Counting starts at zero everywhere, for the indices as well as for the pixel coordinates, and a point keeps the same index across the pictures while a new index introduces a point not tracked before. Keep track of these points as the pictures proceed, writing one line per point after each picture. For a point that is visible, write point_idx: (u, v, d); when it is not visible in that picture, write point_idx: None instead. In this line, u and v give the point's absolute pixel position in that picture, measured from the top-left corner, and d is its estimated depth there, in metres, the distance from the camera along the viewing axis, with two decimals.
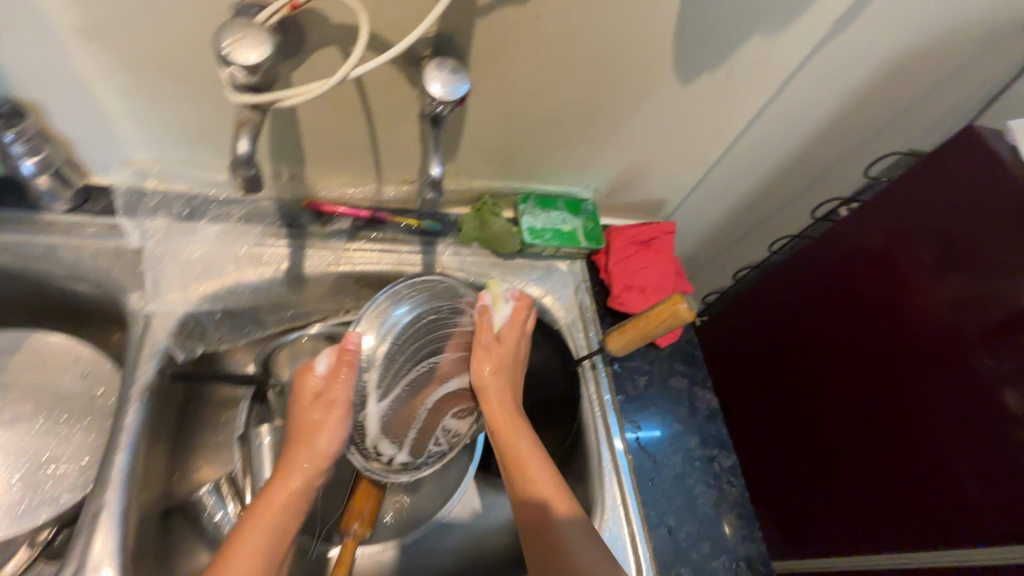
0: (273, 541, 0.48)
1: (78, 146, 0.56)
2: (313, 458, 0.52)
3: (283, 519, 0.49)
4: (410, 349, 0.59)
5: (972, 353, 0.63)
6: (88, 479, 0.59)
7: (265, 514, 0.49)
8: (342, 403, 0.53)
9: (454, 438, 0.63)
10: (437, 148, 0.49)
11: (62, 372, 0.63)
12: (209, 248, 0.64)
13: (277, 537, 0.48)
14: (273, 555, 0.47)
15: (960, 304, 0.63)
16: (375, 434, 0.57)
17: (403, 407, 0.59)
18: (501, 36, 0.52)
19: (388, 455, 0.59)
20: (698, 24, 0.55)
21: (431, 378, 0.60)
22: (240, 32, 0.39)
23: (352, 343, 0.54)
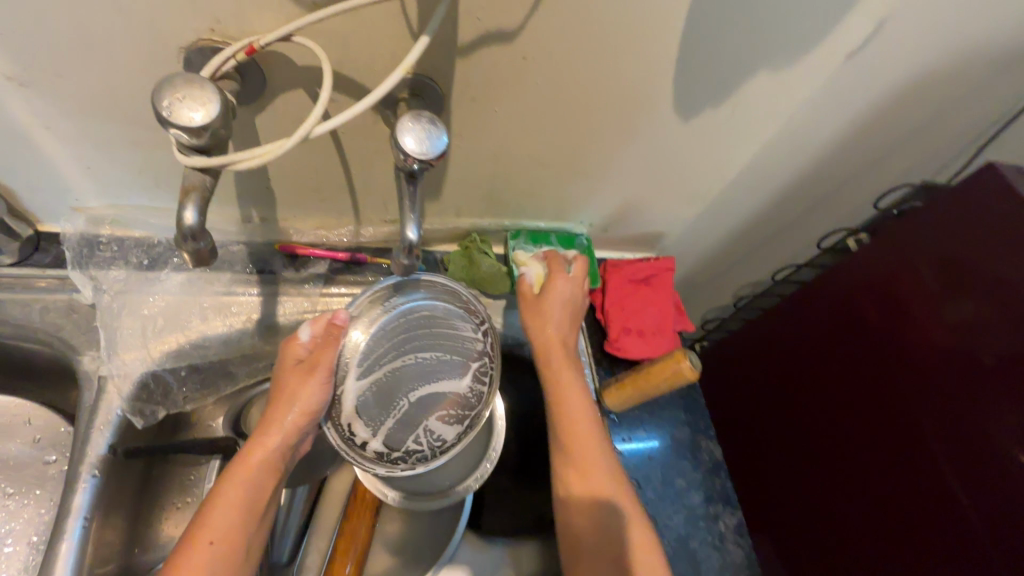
0: (251, 503, 0.47)
1: (25, 194, 0.52)
2: (288, 421, 0.50)
3: (261, 478, 0.48)
4: (397, 337, 0.59)
5: (987, 383, 0.58)
6: (39, 556, 0.54)
7: (241, 473, 0.48)
8: (323, 369, 0.51)
9: (437, 442, 0.59)
10: (414, 205, 0.43)
11: (13, 435, 0.58)
12: (172, 299, 0.59)
13: (255, 499, 0.47)
14: (250, 516, 0.47)
15: (962, 328, 0.60)
16: (350, 413, 0.57)
17: (384, 398, 0.59)
18: (485, 77, 0.47)
19: (364, 441, 0.57)
20: (701, 61, 0.50)
21: (421, 373, 0.60)
22: (182, 89, 0.34)
23: (341, 318, 0.53)
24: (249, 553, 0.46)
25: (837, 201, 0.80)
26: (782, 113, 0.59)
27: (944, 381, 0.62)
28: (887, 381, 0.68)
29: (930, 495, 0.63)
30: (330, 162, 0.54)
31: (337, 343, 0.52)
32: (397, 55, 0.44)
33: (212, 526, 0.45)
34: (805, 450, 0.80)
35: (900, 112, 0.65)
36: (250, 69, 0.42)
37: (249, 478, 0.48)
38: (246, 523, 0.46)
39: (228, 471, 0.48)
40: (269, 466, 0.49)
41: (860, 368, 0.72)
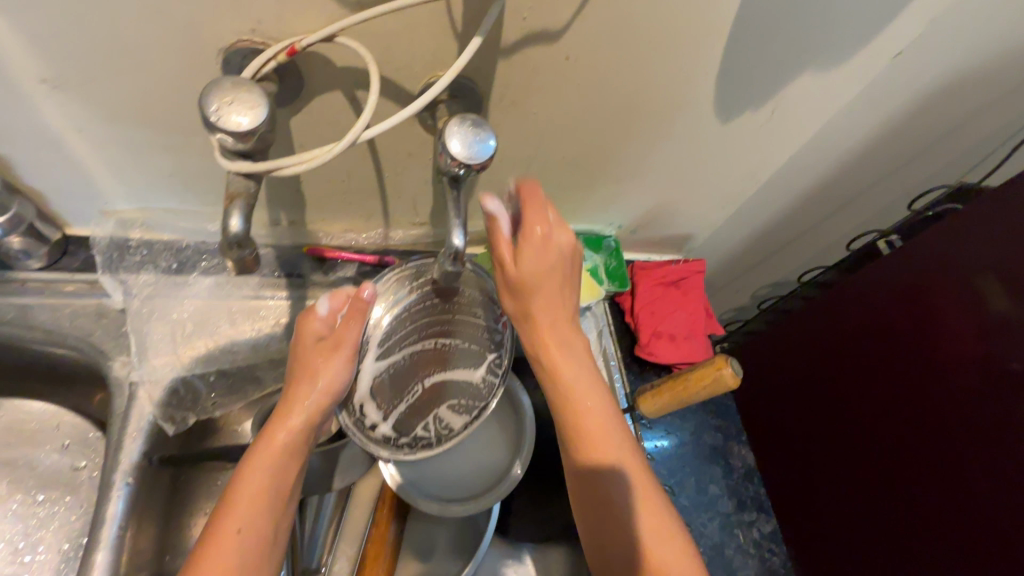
0: (276, 488, 0.45)
1: (54, 198, 0.51)
2: (311, 402, 0.48)
3: (283, 461, 0.46)
4: (418, 320, 0.54)
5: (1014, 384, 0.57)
6: (70, 564, 0.53)
7: (263, 458, 0.45)
8: (346, 347, 0.49)
9: (444, 431, 0.55)
10: (459, 210, 0.43)
11: (42, 441, 0.57)
12: (202, 305, 0.58)
13: (280, 483, 0.46)
14: (275, 504, 0.45)
15: (991, 331, 0.59)
16: (364, 393, 0.54)
17: (399, 382, 0.55)
18: (527, 77, 0.46)
19: (374, 423, 0.54)
20: (747, 61, 0.49)
21: (437, 357, 0.56)
22: (229, 92, 0.33)
23: (367, 293, 0.48)
24: (277, 538, 0.45)
25: (869, 203, 0.78)
26: (823, 115, 0.58)
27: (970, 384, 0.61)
28: (908, 392, 0.67)
29: (946, 508, 0.63)
30: (362, 166, 0.53)
31: (361, 318, 0.49)
32: (440, 56, 0.43)
33: (238, 514, 0.43)
34: (818, 450, 0.79)
35: (940, 113, 0.63)
36: (288, 72, 0.41)
37: (269, 462, 0.45)
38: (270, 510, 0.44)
39: (248, 454, 0.46)
40: (292, 451, 0.47)
41: (881, 376, 0.71)
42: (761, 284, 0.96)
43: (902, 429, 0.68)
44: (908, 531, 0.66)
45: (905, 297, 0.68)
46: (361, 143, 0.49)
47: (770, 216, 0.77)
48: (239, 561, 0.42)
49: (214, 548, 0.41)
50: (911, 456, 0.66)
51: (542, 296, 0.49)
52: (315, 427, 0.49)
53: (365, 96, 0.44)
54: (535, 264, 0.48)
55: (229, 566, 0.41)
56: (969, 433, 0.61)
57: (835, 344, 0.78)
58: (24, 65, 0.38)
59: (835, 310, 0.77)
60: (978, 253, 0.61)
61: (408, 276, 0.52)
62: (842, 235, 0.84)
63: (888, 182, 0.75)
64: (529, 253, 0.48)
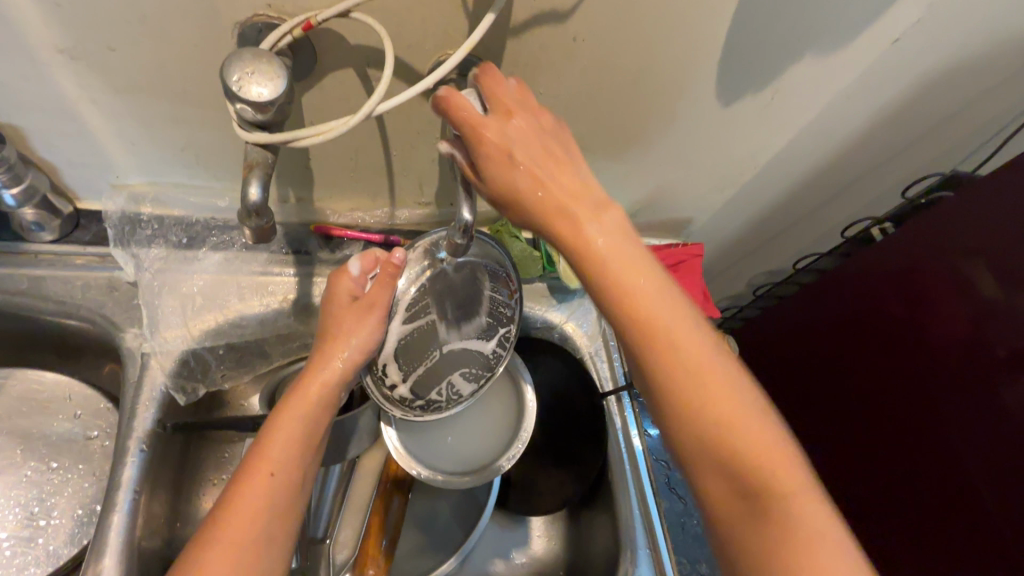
0: (309, 434, 0.48)
1: (66, 171, 0.52)
2: (344, 360, 0.51)
3: (319, 410, 0.49)
4: (442, 290, 0.57)
5: (997, 366, 0.59)
6: (85, 529, 0.55)
7: (299, 405, 0.48)
8: (378, 310, 0.53)
9: (454, 396, 0.59)
10: (469, 187, 0.46)
11: (53, 411, 0.58)
12: (210, 278, 0.59)
13: (312, 431, 0.48)
14: (307, 449, 0.47)
15: (978, 319, 0.61)
16: (386, 357, 0.57)
17: (416, 348, 0.58)
18: (535, 57, 0.47)
19: (392, 385, 0.58)
20: (748, 45, 0.50)
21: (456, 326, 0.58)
22: (248, 63, 0.35)
23: (397, 258, 0.53)
24: (306, 481, 0.47)
25: (865, 189, 0.80)
26: (821, 99, 0.59)
27: (958, 368, 0.63)
28: (905, 379, 0.69)
29: (944, 488, 0.65)
30: (370, 143, 0.53)
31: (390, 281, 0.53)
32: (450, 34, 0.44)
33: (272, 454, 0.45)
34: (821, 427, 0.81)
35: (934, 100, 0.65)
36: (303, 47, 0.42)
37: (307, 409, 0.48)
38: (305, 454, 0.47)
39: (285, 401, 0.48)
40: (325, 404, 0.50)
41: (878, 364, 0.73)
42: (758, 270, 0.98)
43: (899, 414, 0.70)
44: (913, 509, 0.69)
45: (895, 285, 0.70)
46: (372, 122, 0.50)
47: (768, 202, 0.78)
48: (271, 496, 0.44)
49: (254, 482, 0.43)
50: (903, 433, 0.69)
51: (529, 195, 0.42)
52: (346, 384, 0.52)
53: (377, 72, 0.45)
54: (500, 163, 0.42)
55: (263, 499, 0.43)
56: (962, 417, 0.63)
57: (826, 332, 0.80)
58: (41, 35, 0.39)
59: (826, 300, 0.80)
60: (970, 244, 0.62)
61: (431, 250, 0.55)
62: (838, 222, 0.86)
63: (884, 169, 0.76)
64: (491, 166, 0.42)
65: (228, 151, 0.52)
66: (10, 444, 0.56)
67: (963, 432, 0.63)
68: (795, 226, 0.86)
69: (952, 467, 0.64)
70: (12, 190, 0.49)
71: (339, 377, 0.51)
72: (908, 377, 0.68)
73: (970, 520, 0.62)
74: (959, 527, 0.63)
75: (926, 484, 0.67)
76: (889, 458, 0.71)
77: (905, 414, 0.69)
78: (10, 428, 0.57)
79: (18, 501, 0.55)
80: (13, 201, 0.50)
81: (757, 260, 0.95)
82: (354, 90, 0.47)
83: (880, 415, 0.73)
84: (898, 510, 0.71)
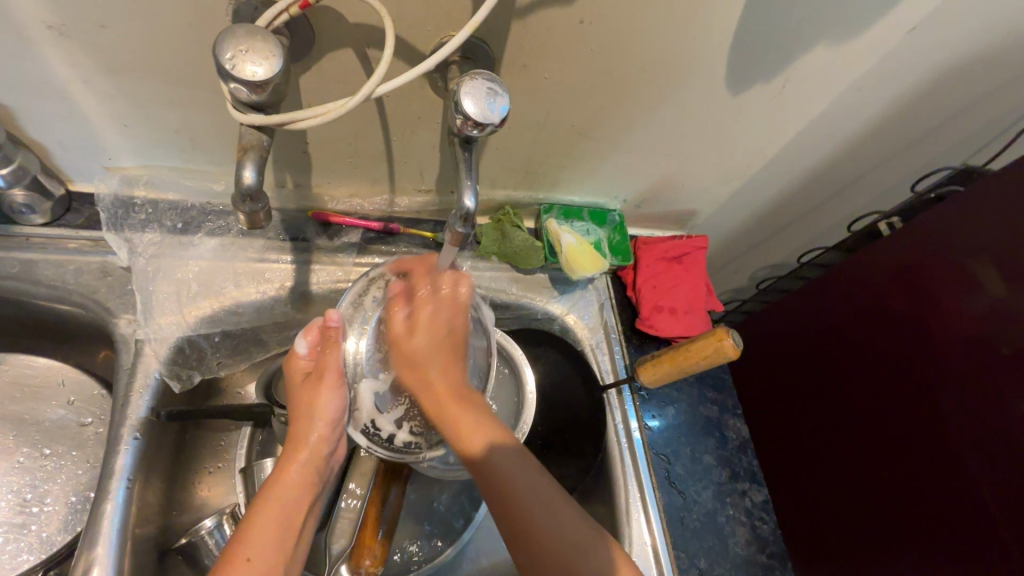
0: (286, 518, 0.48)
1: (57, 152, 0.51)
2: (312, 436, 0.53)
3: (291, 503, 0.49)
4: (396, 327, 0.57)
5: (1005, 366, 0.58)
6: (79, 517, 0.54)
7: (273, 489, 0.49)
8: (336, 377, 0.53)
9: None
10: (471, 172, 0.44)
11: (46, 397, 0.58)
12: (205, 264, 0.58)
13: (288, 514, 0.49)
14: (285, 533, 0.48)
15: (988, 318, 0.60)
16: (370, 412, 0.57)
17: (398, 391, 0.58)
18: (541, 40, 0.46)
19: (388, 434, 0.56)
20: (761, 33, 0.49)
21: None
22: (242, 41, 0.33)
23: (333, 320, 0.52)
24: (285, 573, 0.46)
25: (872, 183, 0.78)
26: (833, 89, 0.58)
27: (963, 367, 0.62)
28: (907, 377, 0.67)
29: (939, 488, 0.64)
30: (369, 129, 0.52)
31: (337, 345, 0.53)
32: (453, 14, 0.42)
33: (248, 540, 0.46)
34: (802, 419, 0.80)
35: (948, 92, 0.63)
36: (299, 27, 0.40)
37: (279, 502, 0.49)
38: (279, 548, 0.46)
39: (258, 500, 0.49)
40: (300, 483, 0.51)
41: (879, 361, 0.71)
42: (761, 263, 0.97)
43: (897, 412, 0.68)
44: (897, 509, 0.68)
45: (901, 279, 0.69)
46: (371, 106, 0.49)
47: (774, 194, 0.77)
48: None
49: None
50: (896, 430, 0.68)
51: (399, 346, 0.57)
52: (318, 463, 0.53)
53: (377, 54, 0.44)
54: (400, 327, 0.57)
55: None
56: (967, 416, 0.62)
57: (828, 326, 0.79)
58: (27, 9, 0.37)
59: (831, 293, 0.78)
60: (980, 241, 0.61)
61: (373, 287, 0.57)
62: (844, 216, 0.85)
63: (892, 163, 0.75)
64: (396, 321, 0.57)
65: (222, 134, 0.51)
66: (3, 430, 0.56)
67: (965, 432, 0.62)
68: (800, 219, 0.85)
69: (953, 466, 0.63)
70: (1, 172, 0.48)
71: (308, 457, 0.52)
72: (910, 374, 0.67)
73: (965, 519, 0.62)
74: (951, 526, 0.63)
75: (917, 484, 0.66)
76: (876, 455, 0.70)
77: (904, 413, 0.67)
78: (2, 414, 0.56)
79: (11, 488, 0.54)
80: (3, 182, 0.49)
81: (760, 253, 0.93)
82: (353, 71, 0.45)
83: (875, 413, 0.71)
84: (879, 509, 0.70)
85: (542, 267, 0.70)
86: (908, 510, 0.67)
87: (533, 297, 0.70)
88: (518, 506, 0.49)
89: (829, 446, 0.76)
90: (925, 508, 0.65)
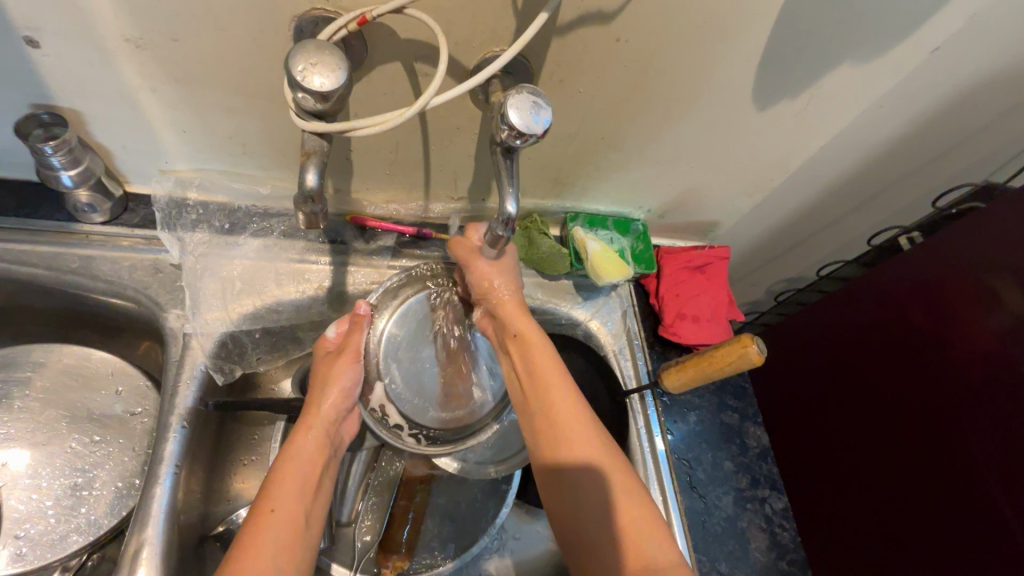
0: (304, 478, 0.51)
1: (120, 155, 0.54)
2: (325, 404, 0.55)
3: (307, 466, 0.52)
4: (411, 334, 0.61)
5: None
6: (125, 501, 0.57)
7: (292, 451, 0.52)
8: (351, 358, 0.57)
9: (465, 419, 0.61)
10: (512, 178, 0.46)
11: (97, 387, 0.61)
12: (250, 263, 0.61)
13: (307, 473, 0.51)
14: (304, 490, 0.51)
15: (1009, 336, 0.60)
16: (382, 399, 0.59)
17: (410, 380, 0.60)
18: (579, 56, 0.48)
19: (397, 423, 0.59)
20: (790, 50, 0.51)
21: (447, 362, 0.62)
22: (312, 54, 0.36)
23: (362, 309, 0.58)
24: (307, 525, 0.49)
25: (893, 198, 0.80)
26: (857, 105, 0.59)
27: (982, 384, 0.63)
28: (925, 393, 0.68)
29: (958, 503, 0.64)
30: (410, 137, 0.54)
31: (361, 329, 0.58)
32: (499, 32, 0.45)
33: (275, 496, 0.49)
34: (822, 430, 0.80)
35: (970, 110, 0.65)
36: (355, 42, 0.43)
37: (299, 461, 0.52)
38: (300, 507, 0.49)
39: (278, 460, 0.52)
40: (315, 448, 0.53)
41: (898, 374, 0.72)
42: (780, 275, 0.98)
43: (915, 427, 0.69)
44: (913, 524, 0.68)
45: (921, 294, 0.70)
46: (414, 118, 0.52)
47: (796, 208, 0.78)
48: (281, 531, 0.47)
49: (253, 527, 0.47)
50: (914, 444, 0.69)
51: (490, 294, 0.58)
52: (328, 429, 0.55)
53: (424, 68, 0.47)
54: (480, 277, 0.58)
55: (269, 536, 0.46)
56: (985, 434, 0.62)
57: (848, 338, 0.79)
58: (111, 23, 0.41)
59: (851, 307, 0.79)
60: (1002, 258, 0.62)
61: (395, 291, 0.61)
62: (865, 230, 0.86)
63: (913, 178, 0.76)
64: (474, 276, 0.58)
65: (273, 141, 0.54)
66: (54, 417, 0.58)
67: (986, 449, 0.62)
68: (819, 233, 0.86)
69: (970, 482, 0.63)
70: (70, 172, 0.51)
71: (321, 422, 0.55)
72: (930, 390, 0.67)
73: (984, 536, 0.62)
74: (970, 542, 0.63)
75: (935, 498, 0.66)
76: (894, 469, 0.71)
77: (923, 428, 0.68)
78: (55, 401, 0.59)
79: (60, 473, 0.56)
80: (70, 182, 0.52)
81: (780, 265, 0.95)
82: (401, 84, 0.48)
83: (892, 427, 0.72)
84: (895, 523, 0.70)
85: (568, 274, 0.72)
86: (925, 525, 0.67)
87: (557, 303, 0.72)
88: (577, 477, 0.52)
89: (848, 458, 0.76)
90: (944, 524, 0.65)
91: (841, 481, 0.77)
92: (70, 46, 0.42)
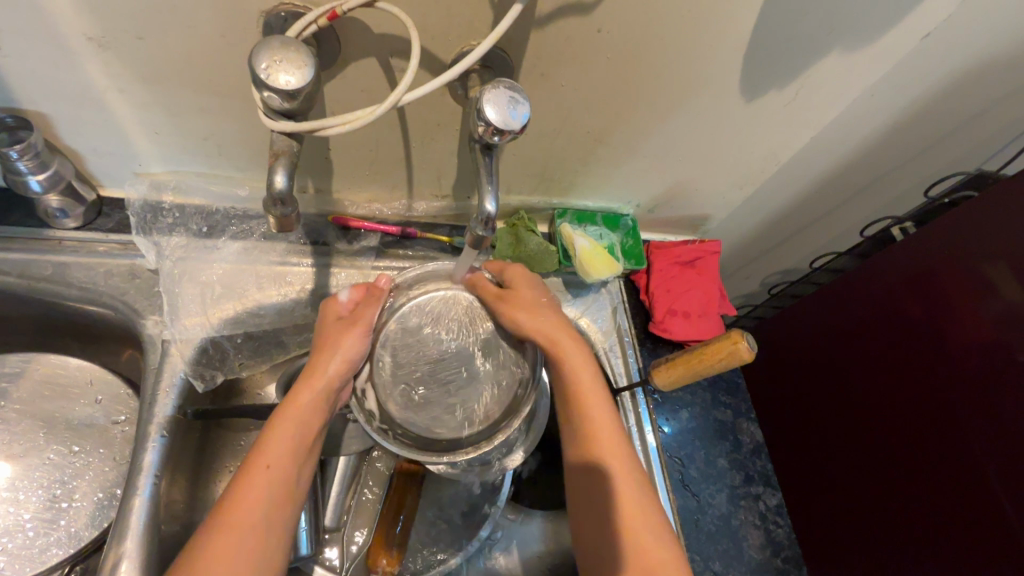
0: (297, 442, 0.49)
1: (91, 157, 0.53)
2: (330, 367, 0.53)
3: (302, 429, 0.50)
4: (424, 319, 0.59)
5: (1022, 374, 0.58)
6: (106, 512, 0.56)
7: (289, 413, 0.50)
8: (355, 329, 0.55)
9: (438, 419, 0.58)
10: (491, 176, 0.44)
11: (75, 396, 0.59)
12: (229, 267, 0.60)
13: (302, 438, 0.49)
14: (297, 455, 0.49)
15: (1005, 328, 0.59)
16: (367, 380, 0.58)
17: (399, 366, 0.58)
18: (560, 48, 0.47)
19: (370, 410, 0.57)
20: (777, 39, 0.49)
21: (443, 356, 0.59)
22: (277, 52, 0.35)
23: (383, 283, 0.58)
24: (296, 490, 0.48)
25: (885, 188, 0.78)
26: (847, 95, 0.58)
27: (979, 376, 0.62)
28: (921, 386, 0.67)
29: (953, 495, 0.63)
30: (390, 135, 0.53)
31: (377, 302, 0.56)
32: (475, 25, 0.43)
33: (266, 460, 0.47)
34: (817, 425, 0.80)
35: (962, 97, 0.64)
36: (326, 37, 0.42)
37: (294, 425, 0.49)
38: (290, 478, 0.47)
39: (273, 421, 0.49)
40: (312, 409, 0.51)
41: (892, 367, 0.71)
42: (773, 268, 0.97)
43: (910, 421, 0.68)
44: (911, 517, 0.67)
45: (915, 286, 0.69)
46: (392, 115, 0.50)
47: (787, 200, 0.77)
48: (265, 494, 0.45)
49: (241, 491, 0.45)
50: (910, 436, 0.68)
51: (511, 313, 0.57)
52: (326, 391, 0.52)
53: (400, 63, 0.45)
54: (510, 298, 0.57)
55: (256, 504, 0.45)
56: (982, 426, 0.61)
57: (841, 331, 0.79)
58: (70, 21, 0.39)
59: (843, 300, 0.79)
60: (995, 247, 0.61)
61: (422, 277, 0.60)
62: (857, 221, 0.85)
63: (905, 168, 0.75)
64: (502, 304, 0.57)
65: (248, 141, 0.52)
66: (30, 428, 0.57)
67: (984, 441, 0.61)
68: (811, 225, 0.85)
69: (966, 474, 0.62)
70: (38, 177, 0.49)
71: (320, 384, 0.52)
72: (925, 383, 0.67)
73: (982, 529, 0.61)
74: (967, 534, 0.62)
75: (932, 491, 0.65)
76: (889, 463, 0.70)
77: (918, 422, 0.67)
78: (31, 412, 0.58)
79: (38, 485, 0.55)
80: (38, 187, 0.50)
81: (772, 258, 0.94)
82: (378, 80, 0.46)
83: (886, 420, 0.71)
84: (891, 517, 0.69)
85: (557, 271, 0.71)
86: (922, 517, 0.66)
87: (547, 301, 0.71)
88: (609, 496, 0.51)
89: (843, 452, 0.76)
90: (942, 517, 0.64)
91: (837, 475, 0.76)
92: (30, 47, 0.41)
